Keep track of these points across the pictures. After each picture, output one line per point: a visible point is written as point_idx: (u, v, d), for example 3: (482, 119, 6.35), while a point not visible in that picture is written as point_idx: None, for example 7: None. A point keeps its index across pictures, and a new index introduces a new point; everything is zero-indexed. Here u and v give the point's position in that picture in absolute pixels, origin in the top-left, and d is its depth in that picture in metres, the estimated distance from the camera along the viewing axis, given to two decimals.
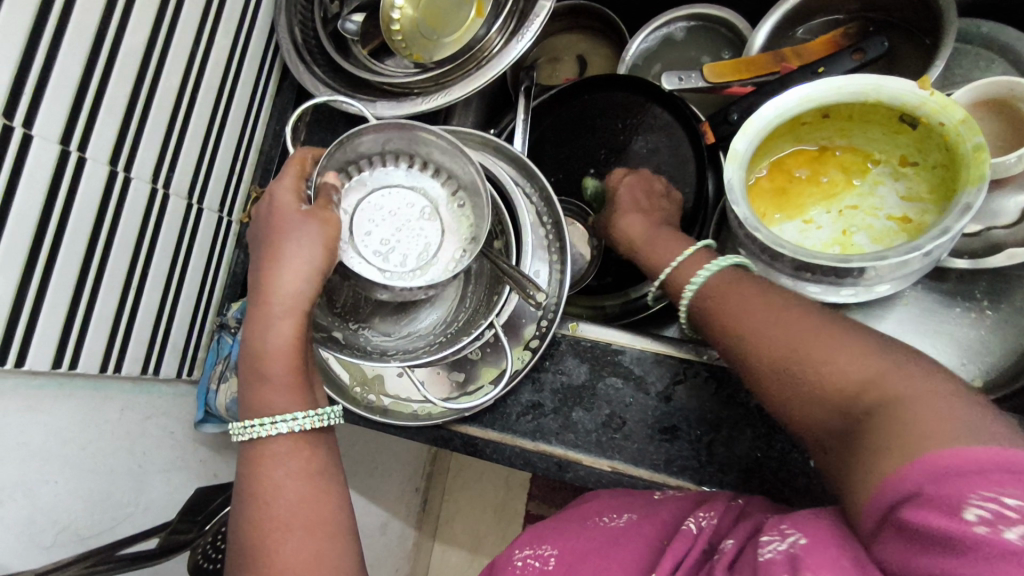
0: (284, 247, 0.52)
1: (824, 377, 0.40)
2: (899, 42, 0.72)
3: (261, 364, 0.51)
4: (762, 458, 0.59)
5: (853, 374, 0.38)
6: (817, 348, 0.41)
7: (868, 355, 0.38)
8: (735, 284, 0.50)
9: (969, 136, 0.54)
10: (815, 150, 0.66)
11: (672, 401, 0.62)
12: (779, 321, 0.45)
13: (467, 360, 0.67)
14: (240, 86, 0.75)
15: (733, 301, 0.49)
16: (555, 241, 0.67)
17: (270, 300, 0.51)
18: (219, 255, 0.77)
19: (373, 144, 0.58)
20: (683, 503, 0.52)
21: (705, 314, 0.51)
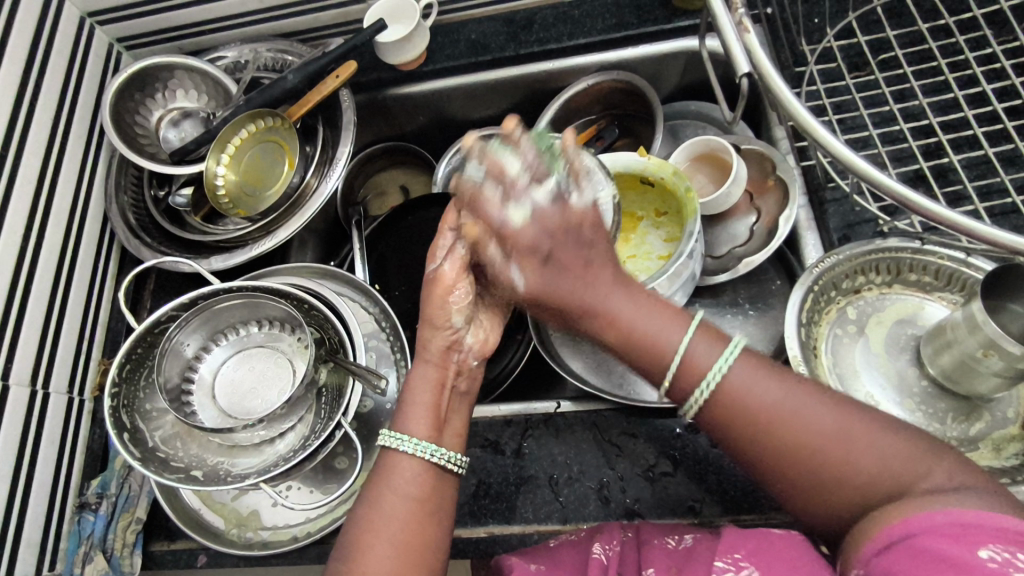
0: (424, 379, 0.56)
1: (842, 475, 0.44)
2: (637, 125, 0.92)
3: (422, 420, 0.54)
4: (611, 480, 0.65)
5: (868, 474, 0.44)
6: (838, 454, 0.44)
7: (897, 450, 0.44)
8: (755, 374, 0.47)
9: (680, 182, 0.70)
10: None
11: (526, 453, 0.68)
12: (776, 425, 0.46)
13: (336, 470, 0.70)
14: (77, 271, 0.80)
15: (759, 396, 0.46)
16: (396, 341, 0.75)
17: (438, 347, 0.57)
18: (73, 435, 0.76)
19: (233, 309, 0.68)
20: (577, 545, 0.58)
21: (723, 406, 0.47)
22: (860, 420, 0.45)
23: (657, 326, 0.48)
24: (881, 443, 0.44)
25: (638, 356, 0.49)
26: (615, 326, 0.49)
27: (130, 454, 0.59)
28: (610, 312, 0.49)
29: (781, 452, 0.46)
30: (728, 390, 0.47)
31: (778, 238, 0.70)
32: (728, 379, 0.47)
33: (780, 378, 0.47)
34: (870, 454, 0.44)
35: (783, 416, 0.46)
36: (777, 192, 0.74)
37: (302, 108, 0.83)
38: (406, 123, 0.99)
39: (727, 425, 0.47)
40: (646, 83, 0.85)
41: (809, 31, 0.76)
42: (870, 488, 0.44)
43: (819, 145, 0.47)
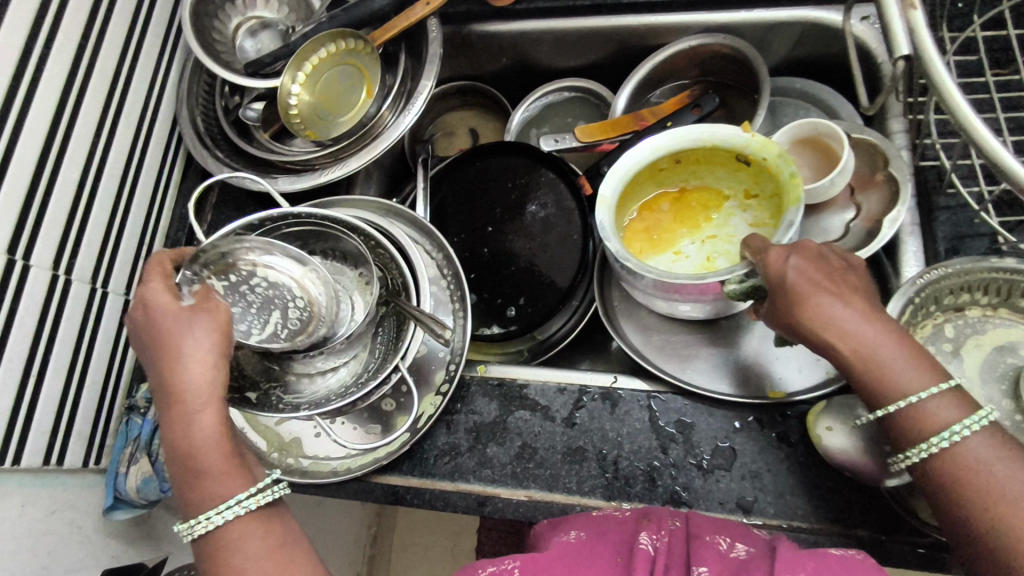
0: (191, 432, 0.53)
1: None
2: (736, 99, 0.86)
3: (220, 465, 0.53)
4: (661, 465, 0.63)
5: None
6: None
7: None
8: (1000, 458, 0.45)
9: (784, 166, 0.65)
10: (676, 192, 0.76)
11: (577, 425, 0.66)
12: (1002, 502, 0.43)
13: (382, 412, 0.69)
14: (144, 175, 0.78)
15: (992, 475, 0.44)
16: (457, 289, 0.73)
17: (176, 390, 0.54)
18: (126, 338, 0.77)
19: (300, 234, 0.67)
20: (625, 525, 0.56)
21: (947, 466, 0.46)
22: None
23: (902, 368, 0.49)
24: None
25: (866, 372, 0.50)
26: (868, 362, 0.49)
27: None
28: (857, 335, 0.50)
29: (998, 527, 0.43)
30: (956, 454, 0.46)
31: (879, 240, 0.65)
32: (963, 445, 0.46)
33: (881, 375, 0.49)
34: None
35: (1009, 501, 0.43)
36: (884, 189, 0.68)
37: (386, 35, 0.79)
38: (487, 63, 0.94)
39: (941, 480, 0.46)
40: (756, 54, 0.79)
41: (951, 17, 0.69)
42: None
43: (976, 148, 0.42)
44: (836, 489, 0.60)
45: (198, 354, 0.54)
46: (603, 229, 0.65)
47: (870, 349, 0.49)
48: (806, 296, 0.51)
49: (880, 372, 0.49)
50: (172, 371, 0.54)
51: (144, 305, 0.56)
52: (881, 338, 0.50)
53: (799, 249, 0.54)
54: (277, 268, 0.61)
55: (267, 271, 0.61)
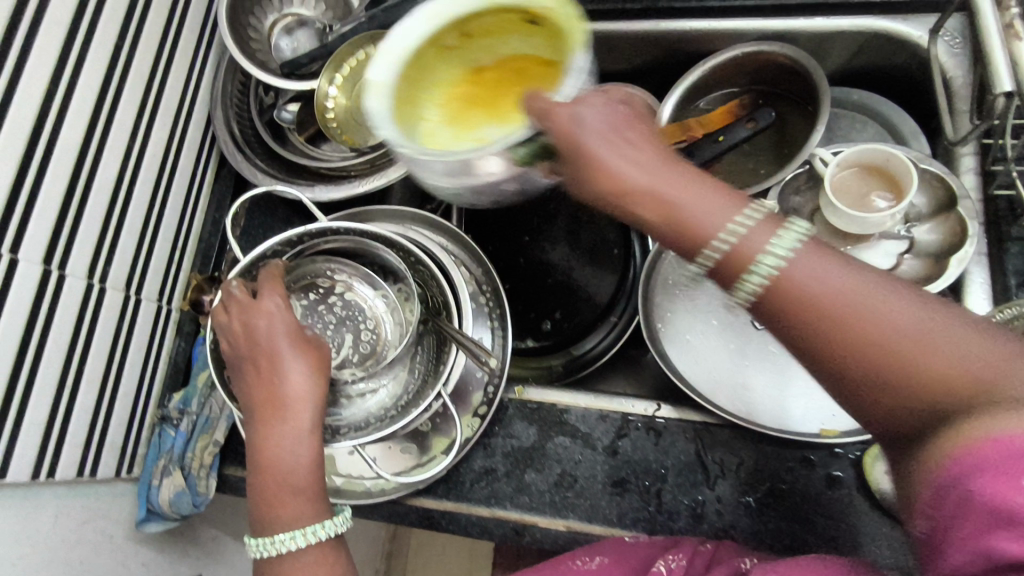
0: (279, 452, 0.51)
1: (937, 368, 0.34)
2: (788, 111, 0.82)
3: (308, 486, 0.51)
4: (706, 500, 0.61)
5: (965, 376, 0.33)
6: (967, 379, 0.33)
7: (985, 350, 0.34)
8: (831, 266, 0.37)
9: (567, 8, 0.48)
10: (462, 74, 0.53)
11: (618, 454, 0.64)
12: (873, 344, 0.35)
13: (419, 432, 0.68)
14: (177, 177, 0.76)
15: (828, 282, 0.37)
16: (496, 307, 0.71)
17: (265, 395, 0.52)
18: (159, 345, 0.75)
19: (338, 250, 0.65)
20: (653, 546, 0.55)
21: (784, 303, 0.38)
22: (961, 330, 0.35)
23: (704, 206, 0.40)
24: (979, 343, 0.34)
25: (878, 360, 0.35)
26: (668, 214, 0.40)
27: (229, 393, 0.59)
28: (654, 187, 0.41)
29: (884, 366, 0.35)
30: (790, 289, 0.37)
31: (942, 279, 0.63)
32: (788, 273, 0.38)
33: (978, 384, 0.33)
34: (950, 350, 0.34)
35: (925, 345, 0.34)
36: (948, 227, 0.66)
37: None
38: None
39: (828, 370, 0.37)
40: (815, 67, 0.75)
41: None
42: (944, 388, 0.34)
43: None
44: (891, 534, 0.57)
45: (298, 376, 0.53)
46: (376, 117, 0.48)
47: (854, 314, 0.36)
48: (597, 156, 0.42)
49: (922, 347, 0.34)
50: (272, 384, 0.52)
51: (253, 311, 0.54)
52: (679, 176, 0.41)
53: (586, 100, 0.43)
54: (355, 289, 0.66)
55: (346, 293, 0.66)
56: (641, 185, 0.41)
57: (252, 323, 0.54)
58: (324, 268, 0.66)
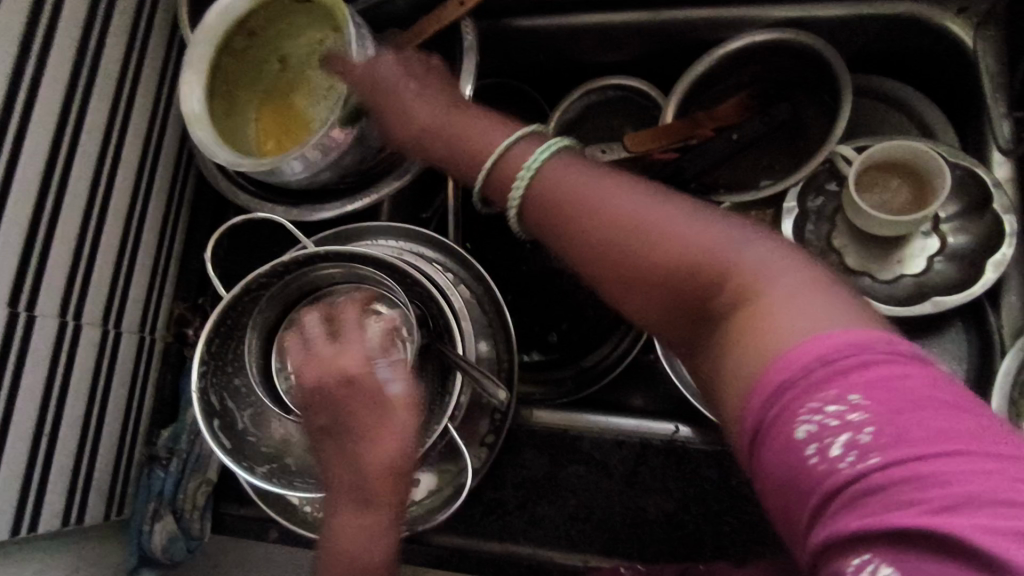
0: (355, 542, 0.46)
1: (675, 263, 0.36)
2: (803, 101, 0.76)
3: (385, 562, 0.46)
4: (731, 531, 0.58)
5: (717, 266, 0.35)
6: (715, 269, 0.35)
7: (702, 237, 0.36)
8: (606, 179, 0.40)
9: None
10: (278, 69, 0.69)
11: (637, 483, 0.60)
12: (648, 228, 0.37)
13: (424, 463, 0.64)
14: (154, 198, 0.71)
15: (616, 199, 0.39)
16: (499, 327, 0.66)
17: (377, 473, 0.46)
18: (145, 377, 0.71)
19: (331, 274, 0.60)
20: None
21: (549, 206, 0.41)
22: (683, 214, 0.37)
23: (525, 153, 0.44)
24: (708, 224, 0.36)
25: (683, 279, 0.36)
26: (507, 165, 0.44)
27: (219, 445, 0.53)
28: (516, 155, 0.44)
29: (648, 266, 0.37)
30: (554, 187, 0.41)
31: (981, 286, 0.60)
32: (542, 172, 0.42)
33: (705, 261, 0.35)
34: (739, 241, 0.35)
35: (635, 219, 0.37)
36: (983, 228, 0.62)
37: (418, 40, 0.70)
38: (522, 59, 0.85)
39: (588, 269, 0.40)
40: (834, 53, 0.70)
41: None
42: (677, 273, 0.36)
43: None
44: None
45: (381, 460, 0.46)
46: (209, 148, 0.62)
47: (662, 231, 0.37)
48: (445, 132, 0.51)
49: (712, 258, 0.35)
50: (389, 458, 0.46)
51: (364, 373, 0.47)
52: (496, 125, 0.49)
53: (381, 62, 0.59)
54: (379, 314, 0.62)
55: None
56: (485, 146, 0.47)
57: (381, 397, 0.46)
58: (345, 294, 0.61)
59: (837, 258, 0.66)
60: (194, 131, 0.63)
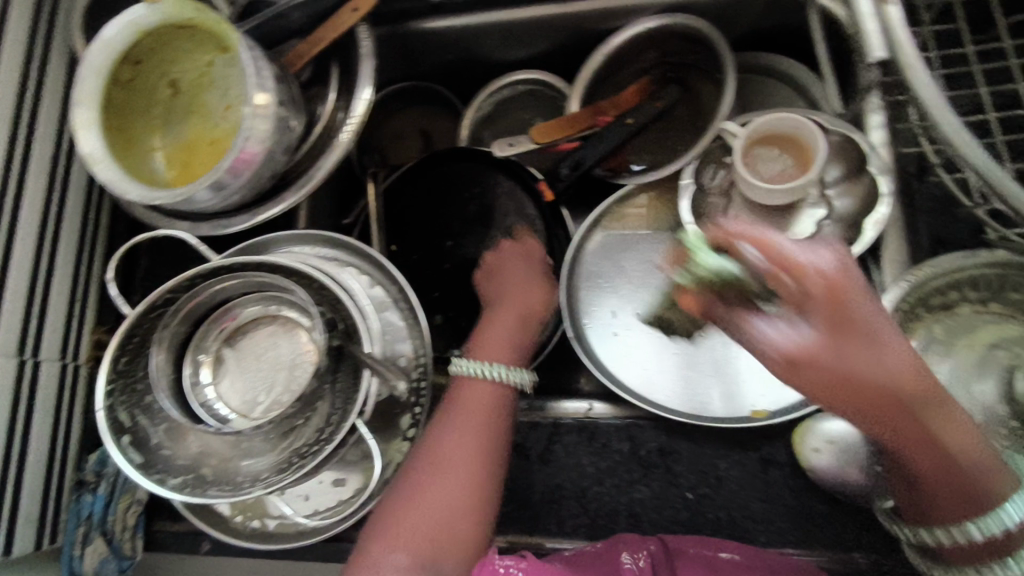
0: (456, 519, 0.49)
1: (873, 387, 0.38)
2: (699, 82, 0.80)
3: (459, 453, 0.52)
4: (643, 499, 0.60)
5: (887, 382, 0.38)
6: (870, 383, 0.38)
7: (910, 368, 0.39)
8: (879, 343, 0.39)
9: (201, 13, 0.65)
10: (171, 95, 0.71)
11: (551, 461, 0.63)
12: (856, 384, 0.38)
13: (348, 462, 0.66)
14: (66, 226, 0.71)
15: (878, 372, 0.38)
16: (415, 324, 0.68)
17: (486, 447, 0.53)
18: (70, 404, 0.71)
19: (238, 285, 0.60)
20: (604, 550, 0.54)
21: (831, 385, 0.38)
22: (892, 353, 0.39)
23: (881, 357, 0.38)
24: (887, 353, 0.38)
25: (860, 402, 0.39)
26: (846, 377, 0.38)
27: (129, 461, 0.54)
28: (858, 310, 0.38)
29: (847, 393, 0.38)
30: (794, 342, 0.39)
31: (861, 244, 0.63)
32: (828, 274, 0.39)
33: (894, 390, 0.38)
34: (885, 365, 0.38)
35: (889, 390, 0.38)
36: (860, 191, 0.65)
37: (312, 50, 0.71)
38: (430, 60, 0.86)
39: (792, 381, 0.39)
40: (717, 34, 0.73)
41: None
42: (873, 395, 0.38)
43: (971, 167, 0.38)
44: (826, 511, 0.57)
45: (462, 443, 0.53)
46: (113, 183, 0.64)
47: (890, 373, 0.38)
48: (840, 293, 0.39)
49: (904, 385, 0.38)
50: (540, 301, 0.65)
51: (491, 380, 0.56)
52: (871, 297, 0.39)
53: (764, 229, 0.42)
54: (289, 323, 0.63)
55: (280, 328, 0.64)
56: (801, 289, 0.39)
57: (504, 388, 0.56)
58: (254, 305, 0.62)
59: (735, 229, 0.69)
60: (99, 170, 0.65)
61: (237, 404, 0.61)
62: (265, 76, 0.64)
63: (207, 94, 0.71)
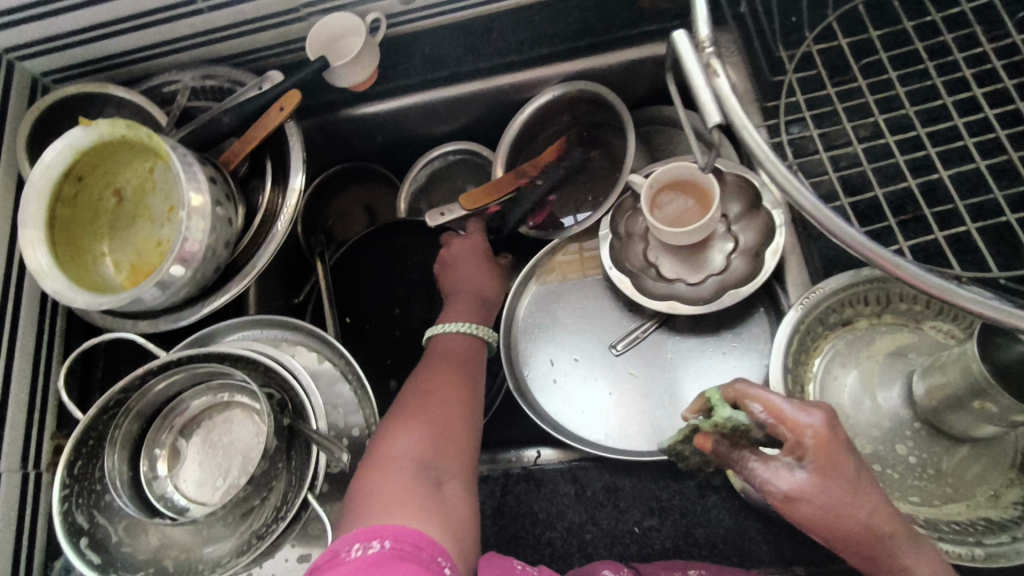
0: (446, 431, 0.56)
1: (841, 528, 0.46)
2: (610, 136, 0.87)
3: (441, 386, 0.60)
4: (594, 537, 0.63)
5: (853, 519, 0.45)
6: (836, 519, 0.45)
7: (866, 509, 0.46)
8: (823, 480, 0.46)
9: (137, 130, 0.70)
10: (116, 203, 0.76)
11: (505, 512, 0.65)
12: (838, 524, 0.45)
13: (310, 536, 0.68)
14: (21, 337, 0.74)
15: (840, 510, 0.45)
16: (365, 393, 0.72)
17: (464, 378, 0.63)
18: (32, 514, 0.72)
19: (182, 379, 0.63)
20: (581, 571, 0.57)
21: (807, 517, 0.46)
22: (869, 492, 0.46)
23: (848, 508, 0.45)
24: (860, 500, 0.46)
25: (842, 533, 0.46)
26: (832, 521, 0.45)
27: (87, 563, 0.55)
28: (844, 480, 0.46)
29: (829, 532, 0.46)
30: (800, 500, 0.46)
31: (765, 272, 0.68)
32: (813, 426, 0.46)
33: (862, 529, 0.46)
34: (851, 512, 0.45)
35: (858, 526, 0.46)
36: (759, 224, 0.72)
37: (246, 148, 0.77)
38: (365, 142, 0.93)
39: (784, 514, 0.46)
40: (616, 96, 0.80)
41: (786, 33, 0.72)
42: (844, 532, 0.46)
43: (813, 216, 0.42)
44: (764, 529, 0.60)
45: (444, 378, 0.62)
46: (63, 295, 0.68)
47: (852, 522, 0.45)
48: (800, 426, 0.47)
49: (871, 531, 0.46)
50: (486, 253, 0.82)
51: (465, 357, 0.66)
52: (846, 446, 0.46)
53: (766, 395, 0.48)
54: (243, 405, 0.67)
55: (233, 412, 0.67)
56: (816, 437, 0.46)
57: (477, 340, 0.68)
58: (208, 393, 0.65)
59: (654, 270, 0.75)
60: (46, 282, 0.69)
61: (195, 492, 0.64)
62: (199, 178, 0.69)
63: (150, 199, 0.76)
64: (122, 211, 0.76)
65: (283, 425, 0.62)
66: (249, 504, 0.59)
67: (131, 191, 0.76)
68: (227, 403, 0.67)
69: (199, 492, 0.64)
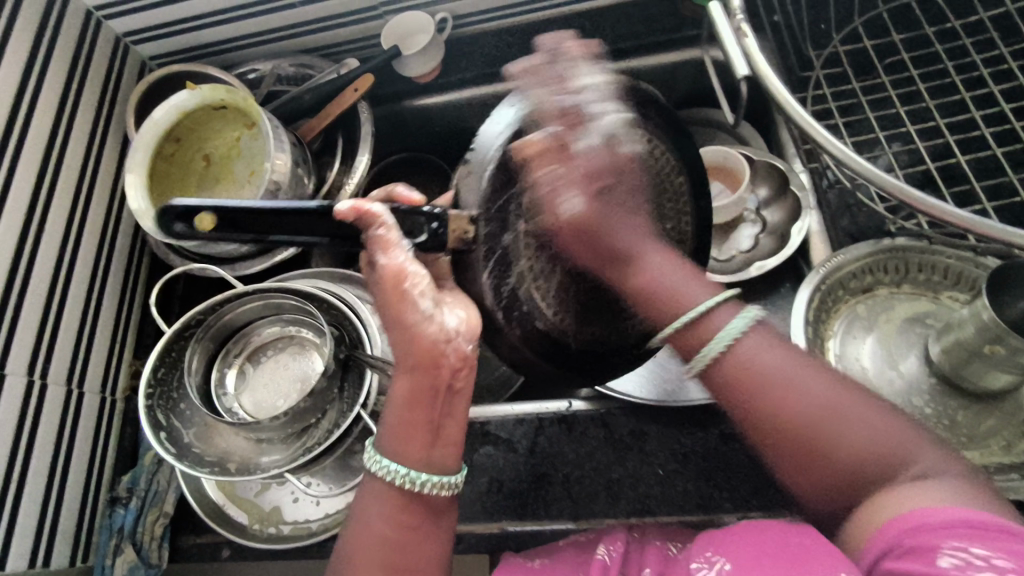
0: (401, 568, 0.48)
1: (810, 430, 0.44)
2: None
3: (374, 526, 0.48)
4: (621, 478, 0.67)
5: (809, 407, 0.44)
6: (784, 391, 0.45)
7: (830, 401, 0.44)
8: (765, 344, 0.47)
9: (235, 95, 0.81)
10: (203, 165, 0.85)
11: (537, 452, 0.69)
12: (770, 389, 0.45)
13: (352, 467, 0.72)
14: (111, 277, 0.83)
15: (766, 365, 0.46)
16: None
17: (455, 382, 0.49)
18: (106, 434, 0.79)
19: (256, 306, 0.70)
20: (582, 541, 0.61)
21: (734, 375, 0.47)
22: (857, 401, 0.44)
23: (817, 384, 0.45)
24: (816, 377, 0.46)
25: (797, 447, 0.45)
26: (792, 425, 0.45)
27: (165, 451, 0.62)
28: (785, 379, 0.46)
29: (756, 398, 0.46)
30: (732, 361, 0.47)
31: (790, 247, 0.73)
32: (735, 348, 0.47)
33: (787, 421, 0.45)
34: (807, 393, 0.45)
35: (783, 385, 0.45)
36: (787, 206, 0.77)
37: (323, 122, 0.87)
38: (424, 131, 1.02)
39: (722, 386, 0.47)
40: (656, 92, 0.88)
41: (816, 37, 0.79)
42: (826, 455, 0.44)
43: (845, 166, 0.46)
44: None
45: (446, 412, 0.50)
46: (156, 230, 0.76)
47: (801, 407, 0.45)
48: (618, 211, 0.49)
49: (818, 421, 0.44)
50: (394, 277, 0.48)
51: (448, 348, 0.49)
52: (816, 370, 0.46)
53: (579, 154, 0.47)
54: (305, 337, 0.73)
55: (296, 344, 0.74)
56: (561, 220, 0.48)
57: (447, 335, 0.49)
58: (275, 323, 0.72)
59: None
60: (144, 220, 0.77)
61: (259, 411, 0.70)
62: (284, 141, 0.79)
63: (234, 163, 0.85)
64: (207, 173, 0.85)
65: (342, 351, 0.67)
66: (308, 420, 0.65)
67: (216, 155, 0.85)
68: (290, 335, 0.73)
69: (260, 410, 0.70)
